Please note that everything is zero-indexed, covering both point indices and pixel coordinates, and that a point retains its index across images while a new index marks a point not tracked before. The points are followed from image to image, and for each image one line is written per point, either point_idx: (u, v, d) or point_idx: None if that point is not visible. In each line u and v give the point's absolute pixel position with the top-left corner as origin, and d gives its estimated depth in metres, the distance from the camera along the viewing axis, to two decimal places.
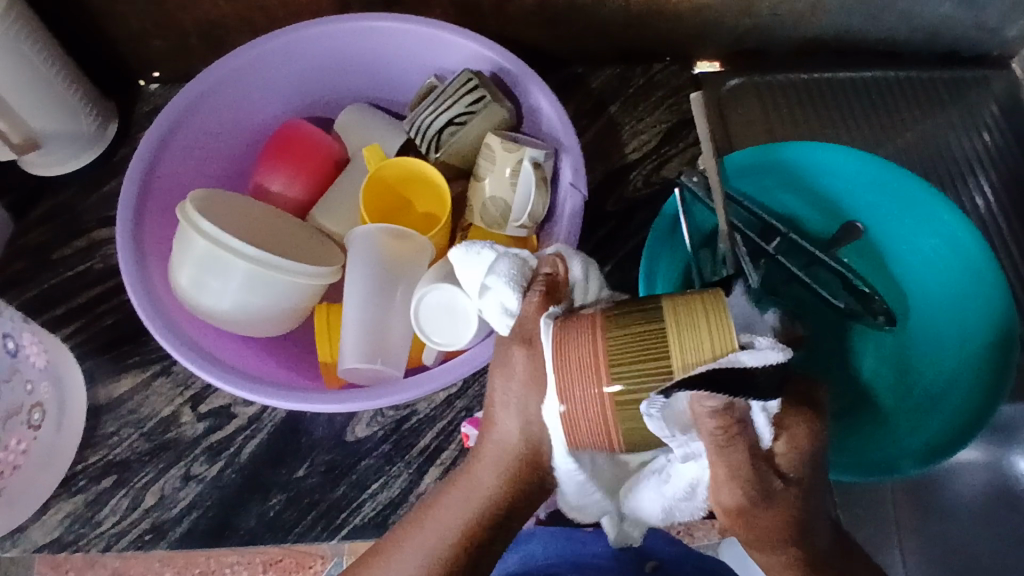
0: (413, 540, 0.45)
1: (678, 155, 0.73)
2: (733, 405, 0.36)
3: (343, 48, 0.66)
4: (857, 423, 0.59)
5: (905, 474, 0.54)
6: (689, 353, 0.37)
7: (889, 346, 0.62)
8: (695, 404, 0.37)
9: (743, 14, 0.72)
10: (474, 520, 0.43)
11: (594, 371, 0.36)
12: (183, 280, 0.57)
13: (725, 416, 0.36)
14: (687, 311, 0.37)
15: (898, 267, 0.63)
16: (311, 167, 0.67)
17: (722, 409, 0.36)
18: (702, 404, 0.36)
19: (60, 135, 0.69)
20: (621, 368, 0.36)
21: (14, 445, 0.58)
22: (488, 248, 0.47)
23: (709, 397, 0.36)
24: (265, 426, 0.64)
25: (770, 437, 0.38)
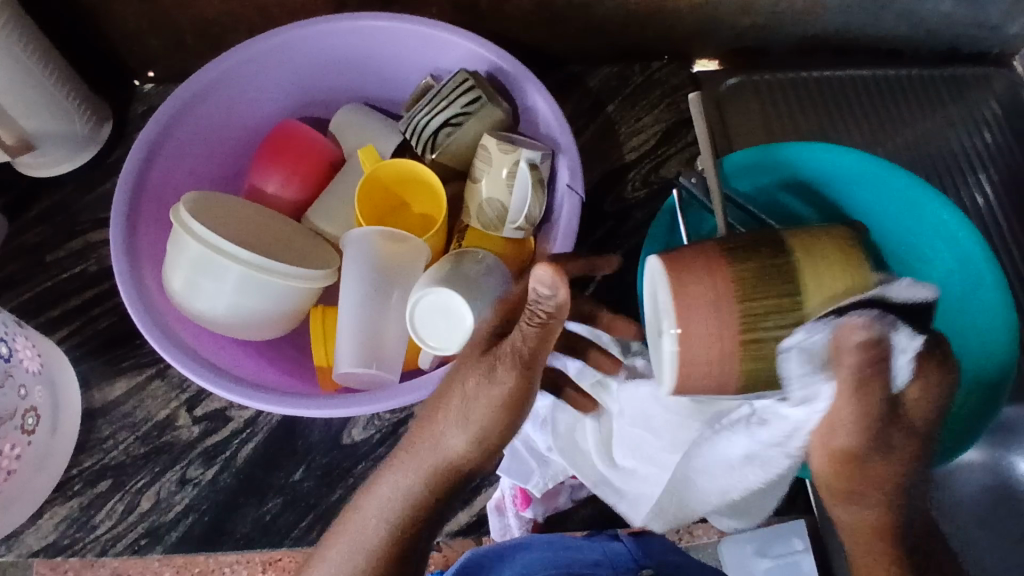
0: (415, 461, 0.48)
1: (677, 155, 0.73)
2: (882, 338, 0.41)
3: (339, 47, 0.66)
4: None
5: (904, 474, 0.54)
6: (824, 292, 0.43)
7: None
8: (842, 340, 0.41)
9: (742, 12, 0.71)
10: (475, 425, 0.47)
11: (711, 293, 0.42)
12: (178, 284, 0.57)
13: (874, 350, 0.41)
14: (821, 244, 0.44)
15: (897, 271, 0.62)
16: (307, 168, 0.67)
17: (870, 339, 0.41)
18: (852, 338, 0.41)
19: (54, 136, 0.68)
20: (755, 300, 0.42)
21: (9, 451, 0.57)
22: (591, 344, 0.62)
23: (857, 329, 0.41)
24: (260, 429, 0.64)
25: (907, 380, 0.43)
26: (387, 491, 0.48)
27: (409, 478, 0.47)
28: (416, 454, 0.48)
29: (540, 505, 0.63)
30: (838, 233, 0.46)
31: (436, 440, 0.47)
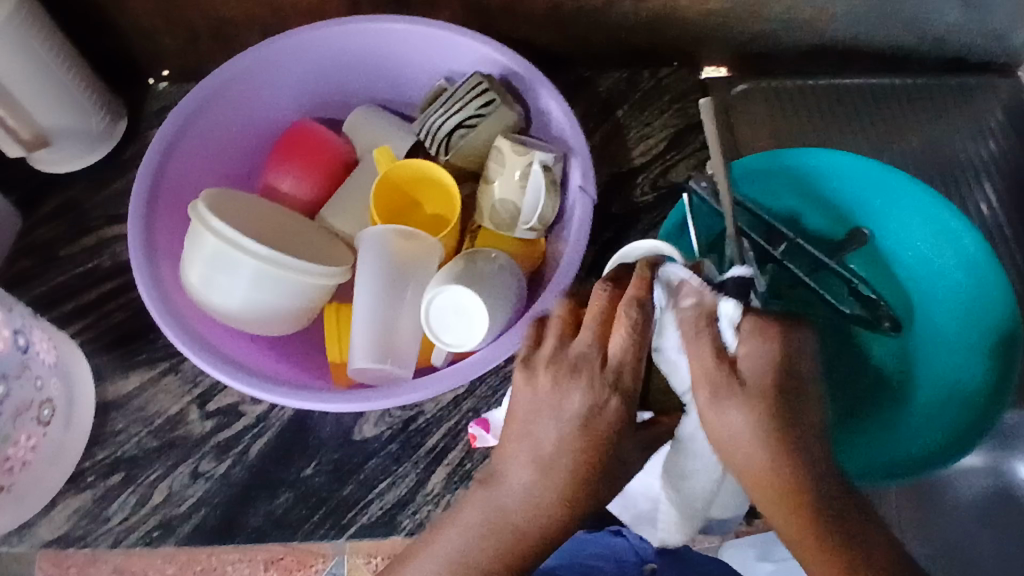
0: (450, 528, 0.47)
1: (685, 159, 0.74)
2: (703, 300, 0.45)
3: (354, 50, 0.67)
4: (854, 430, 0.61)
5: (916, 474, 0.55)
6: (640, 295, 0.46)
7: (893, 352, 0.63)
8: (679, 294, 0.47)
9: (751, 19, 0.72)
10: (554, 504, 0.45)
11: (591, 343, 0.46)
12: (194, 278, 0.57)
13: (696, 308, 0.45)
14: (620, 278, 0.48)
15: (906, 279, 0.63)
16: (320, 167, 0.67)
17: (695, 303, 0.45)
18: (680, 300, 0.46)
19: (70, 132, 0.69)
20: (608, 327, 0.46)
21: (24, 441, 0.58)
22: None
23: (686, 290, 0.46)
24: (272, 424, 0.65)
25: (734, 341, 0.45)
26: (472, 524, 0.46)
27: (452, 546, 0.47)
28: (478, 516, 0.46)
29: None
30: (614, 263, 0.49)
31: (527, 519, 0.45)
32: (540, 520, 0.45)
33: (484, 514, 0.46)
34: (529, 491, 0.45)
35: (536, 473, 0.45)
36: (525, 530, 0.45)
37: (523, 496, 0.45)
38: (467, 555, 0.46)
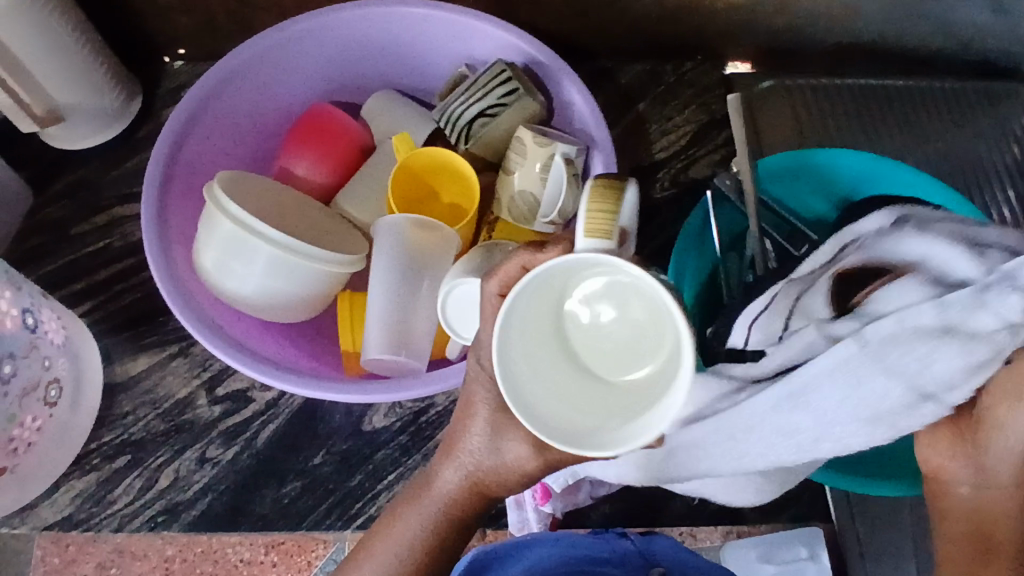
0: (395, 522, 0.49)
1: (707, 155, 0.72)
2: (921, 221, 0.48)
3: (375, 34, 0.65)
4: None
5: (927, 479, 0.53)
6: (603, 204, 0.37)
7: None
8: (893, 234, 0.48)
9: (779, 14, 0.71)
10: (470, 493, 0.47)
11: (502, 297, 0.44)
12: (207, 262, 0.57)
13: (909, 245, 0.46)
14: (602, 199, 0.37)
15: None
16: (337, 153, 0.66)
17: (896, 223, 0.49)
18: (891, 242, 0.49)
19: (83, 107, 0.68)
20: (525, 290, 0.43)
21: (30, 423, 0.57)
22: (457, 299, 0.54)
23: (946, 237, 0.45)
24: (281, 412, 0.64)
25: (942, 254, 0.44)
26: (414, 515, 0.48)
27: (394, 539, 0.49)
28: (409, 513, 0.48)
29: (558, 500, 0.63)
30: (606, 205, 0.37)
31: (454, 501, 0.48)
32: (465, 500, 0.48)
33: (421, 502, 0.48)
34: (458, 472, 0.47)
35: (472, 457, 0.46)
36: (446, 514, 0.48)
37: (456, 481, 0.47)
38: (412, 547, 0.48)
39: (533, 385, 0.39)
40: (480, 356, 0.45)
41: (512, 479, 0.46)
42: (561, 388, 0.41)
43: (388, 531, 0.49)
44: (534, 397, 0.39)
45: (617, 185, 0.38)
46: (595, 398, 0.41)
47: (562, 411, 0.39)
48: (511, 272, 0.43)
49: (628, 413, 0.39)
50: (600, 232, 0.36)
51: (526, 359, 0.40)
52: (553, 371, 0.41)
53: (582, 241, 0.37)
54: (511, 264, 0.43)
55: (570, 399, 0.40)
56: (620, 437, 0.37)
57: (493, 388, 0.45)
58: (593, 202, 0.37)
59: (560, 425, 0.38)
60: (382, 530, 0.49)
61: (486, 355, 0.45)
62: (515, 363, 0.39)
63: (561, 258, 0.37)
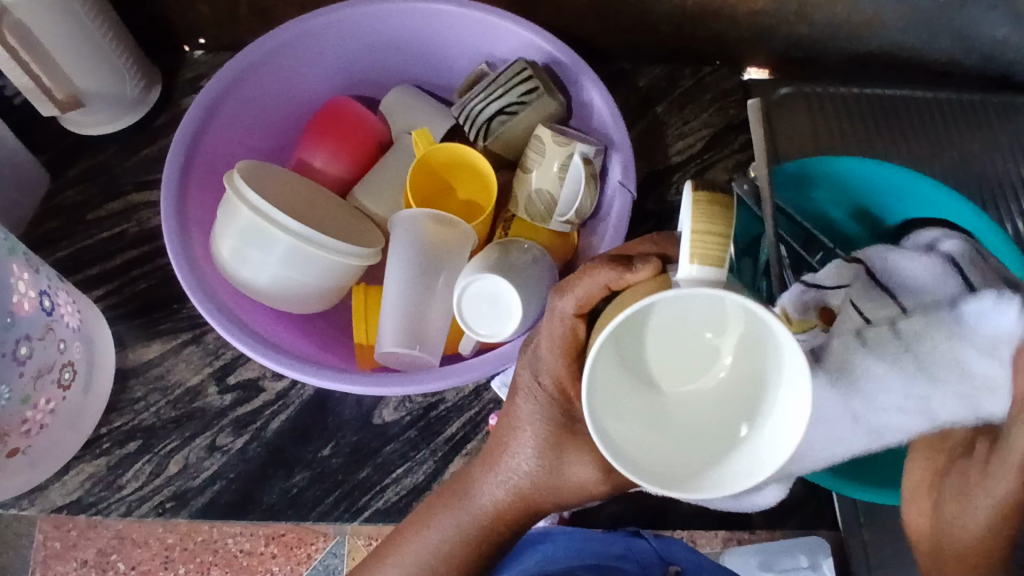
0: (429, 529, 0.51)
1: (722, 160, 0.72)
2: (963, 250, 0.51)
3: (397, 28, 0.66)
4: None
5: None
6: (711, 222, 0.36)
7: None
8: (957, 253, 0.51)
9: (799, 21, 0.71)
10: (511, 505, 0.49)
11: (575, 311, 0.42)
12: (225, 251, 0.57)
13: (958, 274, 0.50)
14: (712, 217, 0.36)
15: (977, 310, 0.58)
16: (356, 146, 0.66)
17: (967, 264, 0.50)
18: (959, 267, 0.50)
19: (104, 94, 0.68)
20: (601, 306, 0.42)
21: (43, 404, 0.58)
22: (472, 291, 0.54)
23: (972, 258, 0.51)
24: (292, 402, 0.64)
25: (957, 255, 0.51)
26: (449, 521, 0.50)
27: (428, 545, 0.50)
28: (444, 522, 0.50)
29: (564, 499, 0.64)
30: (715, 219, 0.36)
31: (492, 511, 0.49)
32: (502, 510, 0.49)
33: (460, 510, 0.50)
34: (503, 487, 0.49)
35: (517, 469, 0.48)
36: (483, 524, 0.49)
37: (496, 494, 0.49)
38: (441, 549, 0.50)
39: (636, 442, 0.37)
40: (537, 372, 0.46)
41: (554, 493, 0.47)
42: (658, 431, 0.39)
43: (421, 535, 0.51)
44: (643, 456, 0.37)
45: (720, 203, 0.36)
46: (689, 425, 0.40)
47: (664, 447, 0.38)
48: (594, 291, 0.41)
49: (731, 436, 0.39)
50: (710, 260, 0.35)
51: (619, 415, 0.38)
52: (642, 417, 0.39)
53: (688, 268, 0.35)
54: (592, 284, 0.40)
55: (672, 439, 0.39)
56: (745, 469, 0.37)
57: (538, 402, 0.46)
58: (698, 221, 0.36)
59: (684, 475, 0.37)
60: (413, 531, 0.52)
61: (542, 370, 0.46)
62: (608, 426, 0.37)
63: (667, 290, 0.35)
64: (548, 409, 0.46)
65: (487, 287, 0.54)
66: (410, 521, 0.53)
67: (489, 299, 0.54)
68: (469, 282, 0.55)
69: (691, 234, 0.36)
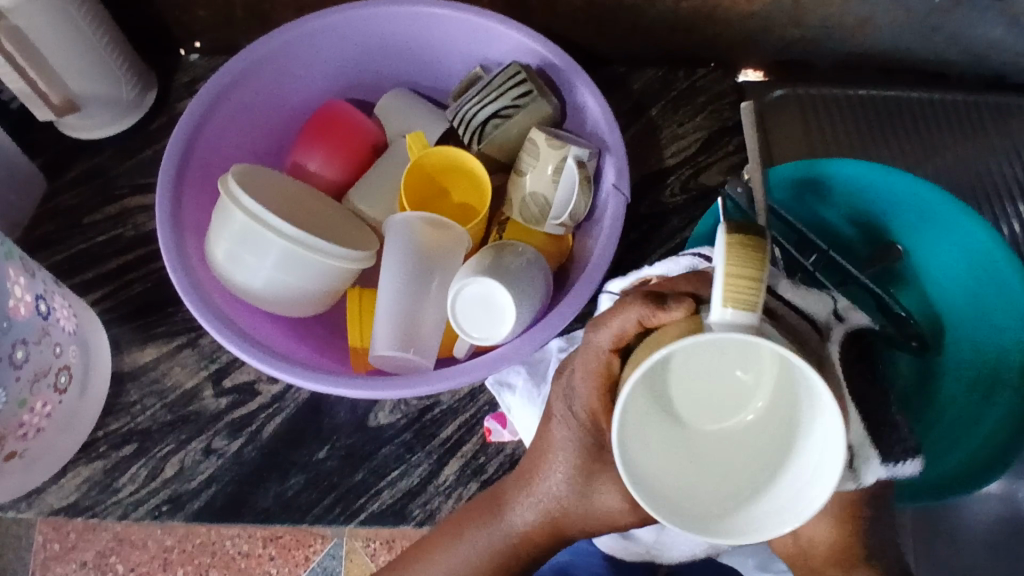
0: (451, 550, 0.51)
1: (717, 162, 0.73)
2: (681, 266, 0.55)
3: (392, 33, 0.66)
4: None
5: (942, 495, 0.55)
6: (745, 263, 0.35)
7: (911, 367, 0.61)
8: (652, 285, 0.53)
9: (792, 23, 0.71)
10: (545, 528, 0.49)
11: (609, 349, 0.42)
12: (219, 254, 0.57)
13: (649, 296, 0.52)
14: (745, 256, 0.35)
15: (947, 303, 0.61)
16: (349, 149, 0.67)
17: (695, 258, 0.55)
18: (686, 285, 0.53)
19: (99, 98, 0.68)
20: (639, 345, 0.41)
21: (40, 408, 0.58)
22: (466, 297, 0.55)
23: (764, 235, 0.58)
24: (288, 405, 0.64)
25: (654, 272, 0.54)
26: (477, 538, 0.50)
27: (457, 565, 0.51)
28: (472, 544, 0.50)
29: None
30: (751, 262, 0.35)
31: (524, 533, 0.49)
32: (531, 531, 0.49)
33: (491, 526, 0.50)
34: (535, 509, 0.49)
35: (548, 491, 0.48)
36: (511, 547, 0.49)
37: (530, 517, 0.49)
38: (472, 565, 0.50)
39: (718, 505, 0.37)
40: (570, 403, 0.47)
41: (591, 522, 0.47)
42: (734, 480, 0.39)
43: (446, 556, 0.51)
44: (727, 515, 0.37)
45: (755, 244, 0.36)
46: (715, 467, 0.40)
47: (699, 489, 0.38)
48: (629, 327, 0.40)
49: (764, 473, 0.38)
50: (743, 303, 0.34)
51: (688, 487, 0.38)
52: (716, 473, 0.39)
53: (721, 311, 0.35)
54: (627, 319, 0.41)
55: (705, 478, 0.39)
56: (782, 511, 0.36)
57: (572, 426, 0.47)
58: (731, 262, 0.35)
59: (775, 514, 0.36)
60: (444, 545, 0.52)
61: (576, 403, 0.46)
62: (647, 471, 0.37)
63: (698, 334, 0.35)
64: (573, 432, 0.47)
65: (482, 292, 0.54)
66: (436, 535, 0.53)
67: (485, 306, 0.55)
68: (461, 288, 0.55)
69: (723, 273, 0.35)
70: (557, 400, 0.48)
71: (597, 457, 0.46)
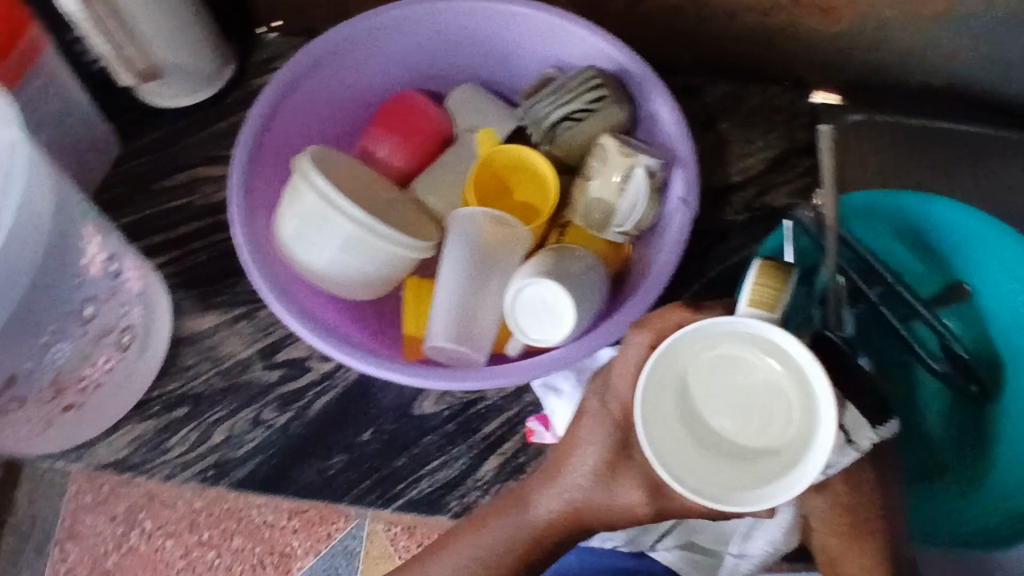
0: (477, 538, 0.52)
1: (785, 183, 0.71)
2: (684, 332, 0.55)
3: (471, 27, 0.66)
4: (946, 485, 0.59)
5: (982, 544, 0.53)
6: (771, 278, 0.43)
7: (965, 409, 0.61)
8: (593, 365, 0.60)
9: (875, 48, 0.70)
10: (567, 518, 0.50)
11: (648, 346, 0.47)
12: (286, 231, 0.58)
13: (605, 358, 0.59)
14: (774, 273, 0.43)
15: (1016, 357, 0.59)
16: (418, 139, 0.67)
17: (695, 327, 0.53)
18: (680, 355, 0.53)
19: (182, 68, 0.70)
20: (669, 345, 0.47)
21: (100, 364, 0.62)
22: (522, 299, 0.55)
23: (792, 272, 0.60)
24: (336, 384, 0.65)
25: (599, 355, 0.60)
26: (501, 526, 0.51)
27: (481, 548, 0.51)
28: (494, 531, 0.51)
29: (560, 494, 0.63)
30: (777, 278, 0.43)
31: (547, 522, 0.51)
32: (554, 521, 0.51)
33: (515, 517, 0.51)
34: (559, 499, 0.50)
35: (575, 483, 0.50)
36: (537, 534, 0.51)
37: (554, 505, 0.50)
38: (494, 552, 0.51)
39: (767, 476, 0.42)
40: (605, 399, 0.50)
41: (612, 516, 0.49)
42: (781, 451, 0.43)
43: (470, 542, 0.52)
44: (776, 479, 0.42)
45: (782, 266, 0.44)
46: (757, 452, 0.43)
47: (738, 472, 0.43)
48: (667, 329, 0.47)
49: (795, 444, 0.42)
50: (762, 305, 0.43)
51: (737, 472, 0.43)
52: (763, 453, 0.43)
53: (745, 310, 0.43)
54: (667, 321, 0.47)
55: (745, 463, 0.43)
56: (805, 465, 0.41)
57: (609, 426, 0.49)
58: (759, 277, 0.43)
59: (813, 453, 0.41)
60: (467, 531, 0.53)
61: (610, 398, 0.49)
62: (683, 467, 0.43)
63: (722, 321, 0.43)
64: (603, 426, 0.49)
65: (543, 297, 0.55)
66: (458, 525, 0.54)
67: (543, 309, 0.55)
68: (519, 290, 0.55)
69: (751, 283, 0.43)
70: (590, 396, 0.51)
71: (620, 451, 0.48)
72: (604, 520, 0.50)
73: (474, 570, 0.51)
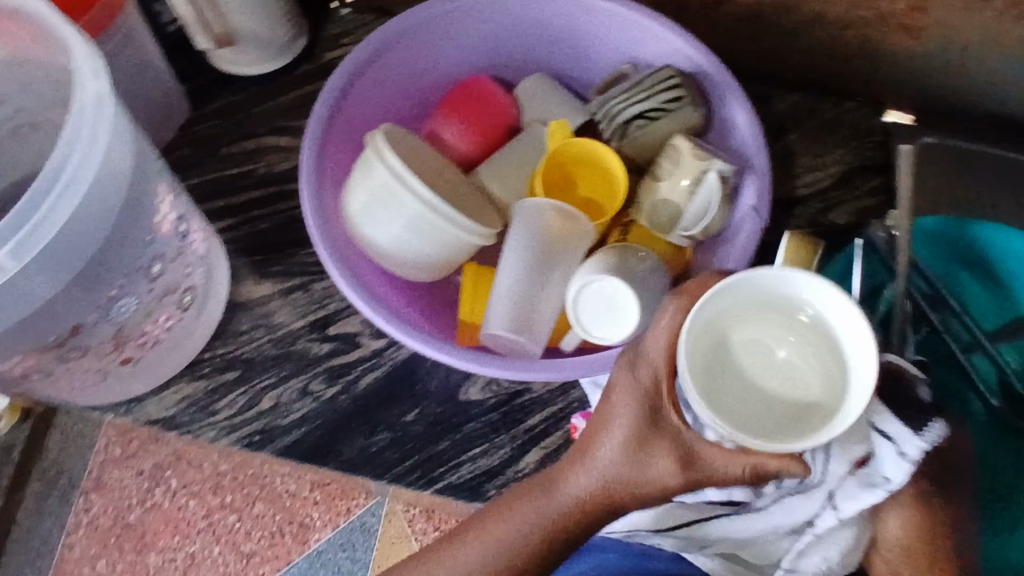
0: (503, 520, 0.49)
1: (851, 201, 0.70)
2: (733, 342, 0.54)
3: (549, 17, 0.66)
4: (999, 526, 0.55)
5: None
6: None
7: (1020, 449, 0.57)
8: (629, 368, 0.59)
9: (958, 72, 0.67)
10: (596, 497, 0.49)
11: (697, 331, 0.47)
12: (354, 206, 0.59)
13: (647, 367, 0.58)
14: None
15: None
16: (486, 126, 0.67)
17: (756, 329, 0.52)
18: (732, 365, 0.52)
19: (257, 37, 0.71)
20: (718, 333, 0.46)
21: (161, 320, 0.62)
22: (586, 294, 0.55)
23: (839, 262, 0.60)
24: (385, 362, 0.65)
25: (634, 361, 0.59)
26: (529, 509, 0.49)
27: (507, 529, 0.49)
28: (522, 510, 0.49)
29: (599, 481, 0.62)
30: None
31: (576, 503, 0.49)
32: (583, 503, 0.49)
33: (544, 499, 0.49)
34: (589, 478, 0.49)
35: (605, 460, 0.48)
36: (565, 515, 0.49)
37: (585, 486, 0.49)
38: (521, 537, 0.49)
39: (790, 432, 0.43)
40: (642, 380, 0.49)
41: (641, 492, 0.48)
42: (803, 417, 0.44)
43: (495, 521, 0.50)
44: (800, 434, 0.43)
45: None
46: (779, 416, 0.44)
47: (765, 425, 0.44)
48: None
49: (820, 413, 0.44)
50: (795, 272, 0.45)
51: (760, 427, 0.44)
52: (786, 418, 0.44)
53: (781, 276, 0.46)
54: None
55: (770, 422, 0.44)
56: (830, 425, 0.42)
57: (643, 406, 0.48)
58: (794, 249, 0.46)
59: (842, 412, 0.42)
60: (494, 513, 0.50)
61: (642, 366, 0.48)
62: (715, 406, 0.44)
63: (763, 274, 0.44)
64: (634, 400, 0.48)
65: (608, 295, 0.54)
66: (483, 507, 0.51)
67: (606, 306, 0.55)
68: (584, 284, 0.55)
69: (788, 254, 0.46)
70: (618, 370, 0.50)
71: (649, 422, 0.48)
72: (632, 498, 0.48)
73: (500, 553, 0.49)
